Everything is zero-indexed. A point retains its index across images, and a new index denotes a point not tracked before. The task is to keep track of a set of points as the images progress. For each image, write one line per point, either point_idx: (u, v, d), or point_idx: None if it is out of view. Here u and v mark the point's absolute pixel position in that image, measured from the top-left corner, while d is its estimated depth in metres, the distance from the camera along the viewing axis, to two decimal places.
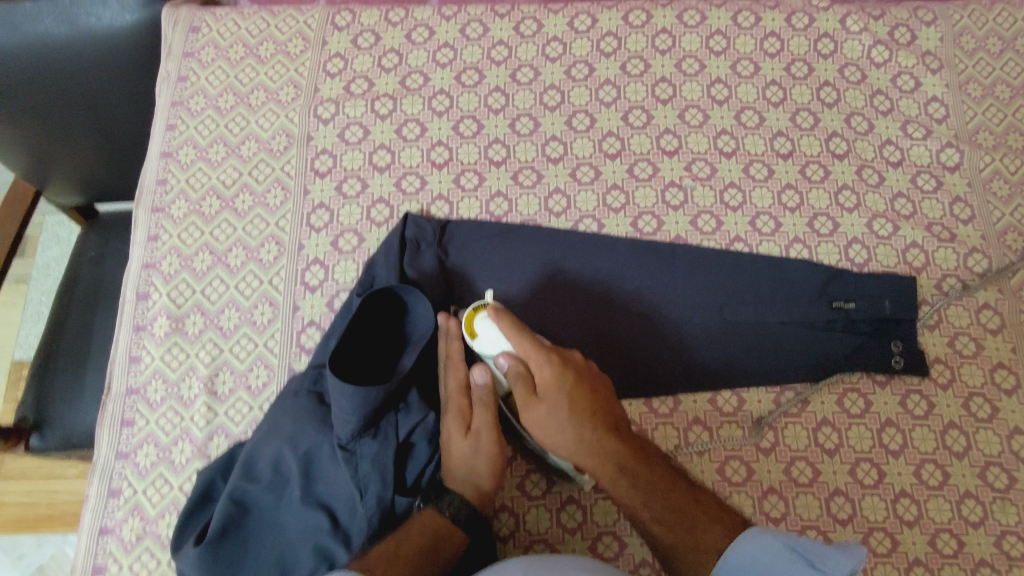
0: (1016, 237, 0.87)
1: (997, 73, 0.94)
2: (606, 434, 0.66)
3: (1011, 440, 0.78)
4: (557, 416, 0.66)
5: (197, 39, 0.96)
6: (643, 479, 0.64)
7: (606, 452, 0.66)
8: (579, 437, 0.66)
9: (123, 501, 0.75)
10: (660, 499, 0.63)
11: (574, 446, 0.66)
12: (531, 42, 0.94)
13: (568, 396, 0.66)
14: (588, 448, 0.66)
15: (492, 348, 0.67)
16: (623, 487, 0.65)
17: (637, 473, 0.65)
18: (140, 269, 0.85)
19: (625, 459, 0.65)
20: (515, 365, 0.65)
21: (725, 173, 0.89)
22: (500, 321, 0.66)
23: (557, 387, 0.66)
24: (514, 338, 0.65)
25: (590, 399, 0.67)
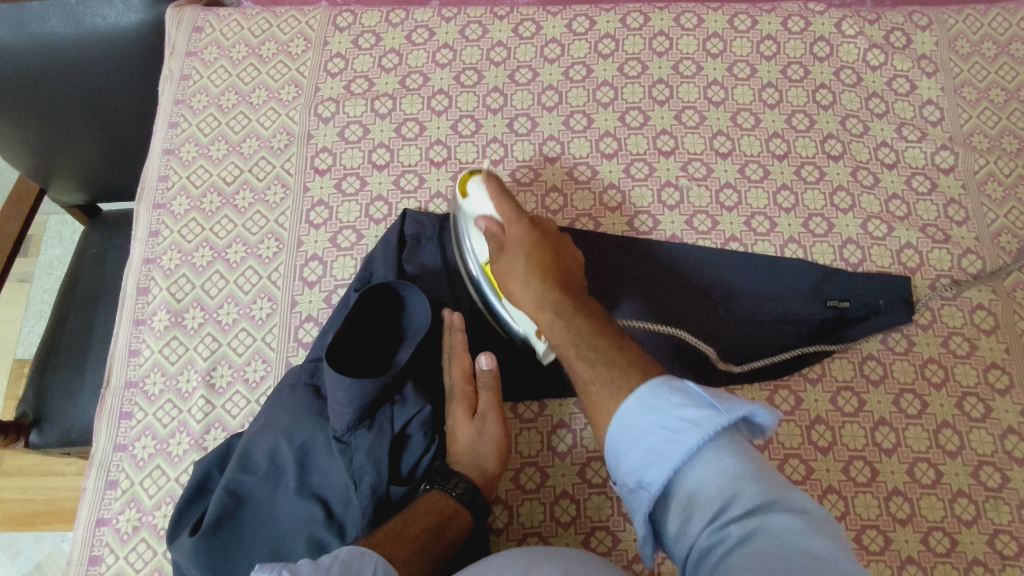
0: (1010, 239, 0.87)
1: (992, 76, 0.95)
2: (554, 289, 0.68)
3: (1005, 439, 0.79)
4: (515, 265, 0.71)
5: (200, 38, 0.97)
6: (577, 325, 0.64)
7: (550, 301, 0.67)
8: (529, 286, 0.69)
9: (120, 492, 0.75)
10: (586, 344, 0.62)
11: (526, 295, 0.70)
12: (529, 43, 0.96)
13: (528, 250, 0.71)
14: (535, 300, 0.68)
15: (478, 210, 0.76)
16: (557, 328, 0.65)
17: (574, 322, 0.64)
18: (141, 264, 0.86)
19: (566, 308, 0.66)
20: (489, 224, 0.74)
21: (721, 173, 0.90)
22: (487, 183, 0.76)
23: (520, 243, 0.72)
24: (495, 199, 0.75)
25: (550, 259, 0.71)
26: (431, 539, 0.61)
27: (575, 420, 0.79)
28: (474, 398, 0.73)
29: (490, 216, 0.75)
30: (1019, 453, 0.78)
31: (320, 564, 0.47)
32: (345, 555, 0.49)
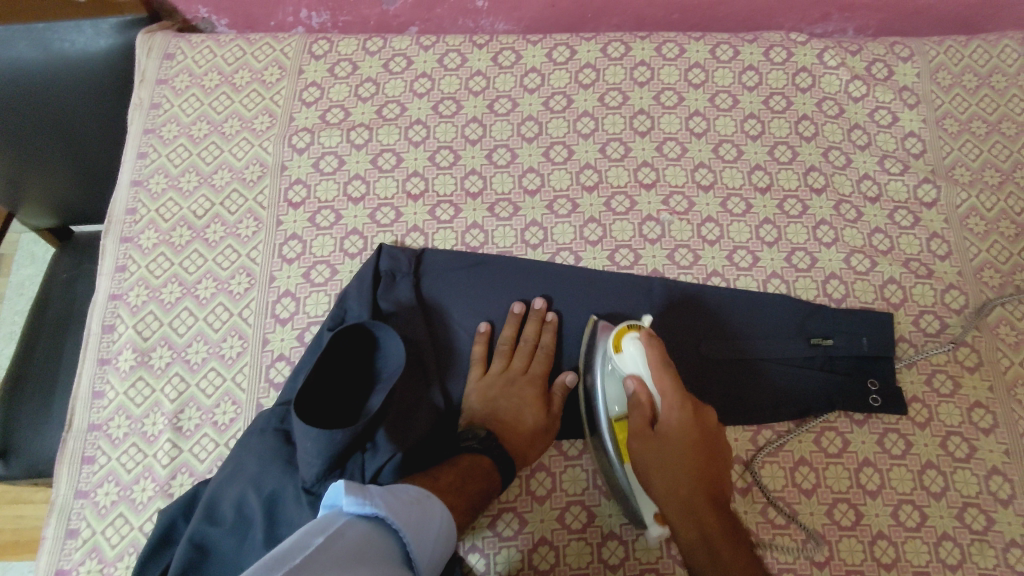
0: (993, 274, 0.87)
1: (973, 109, 0.95)
2: (702, 503, 0.67)
3: (989, 480, 0.78)
4: (665, 456, 0.68)
5: (171, 66, 0.95)
6: (724, 560, 0.64)
7: (697, 517, 0.66)
8: (675, 483, 0.68)
9: (81, 542, 0.72)
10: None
11: (667, 488, 0.68)
12: (509, 73, 0.94)
13: (685, 450, 0.68)
14: (680, 502, 0.67)
15: (630, 369, 0.71)
16: (699, 548, 0.66)
17: (721, 558, 0.64)
18: (106, 300, 0.83)
19: (713, 530, 0.66)
20: (640, 393, 0.70)
21: (703, 207, 0.89)
22: (648, 350, 0.70)
23: (677, 435, 0.68)
24: (656, 375, 0.69)
25: (704, 463, 0.68)
26: (482, 501, 0.68)
27: (554, 464, 0.78)
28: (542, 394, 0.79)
29: (642, 384, 0.70)
30: (1003, 494, 0.77)
31: (396, 498, 0.57)
32: (418, 494, 0.61)
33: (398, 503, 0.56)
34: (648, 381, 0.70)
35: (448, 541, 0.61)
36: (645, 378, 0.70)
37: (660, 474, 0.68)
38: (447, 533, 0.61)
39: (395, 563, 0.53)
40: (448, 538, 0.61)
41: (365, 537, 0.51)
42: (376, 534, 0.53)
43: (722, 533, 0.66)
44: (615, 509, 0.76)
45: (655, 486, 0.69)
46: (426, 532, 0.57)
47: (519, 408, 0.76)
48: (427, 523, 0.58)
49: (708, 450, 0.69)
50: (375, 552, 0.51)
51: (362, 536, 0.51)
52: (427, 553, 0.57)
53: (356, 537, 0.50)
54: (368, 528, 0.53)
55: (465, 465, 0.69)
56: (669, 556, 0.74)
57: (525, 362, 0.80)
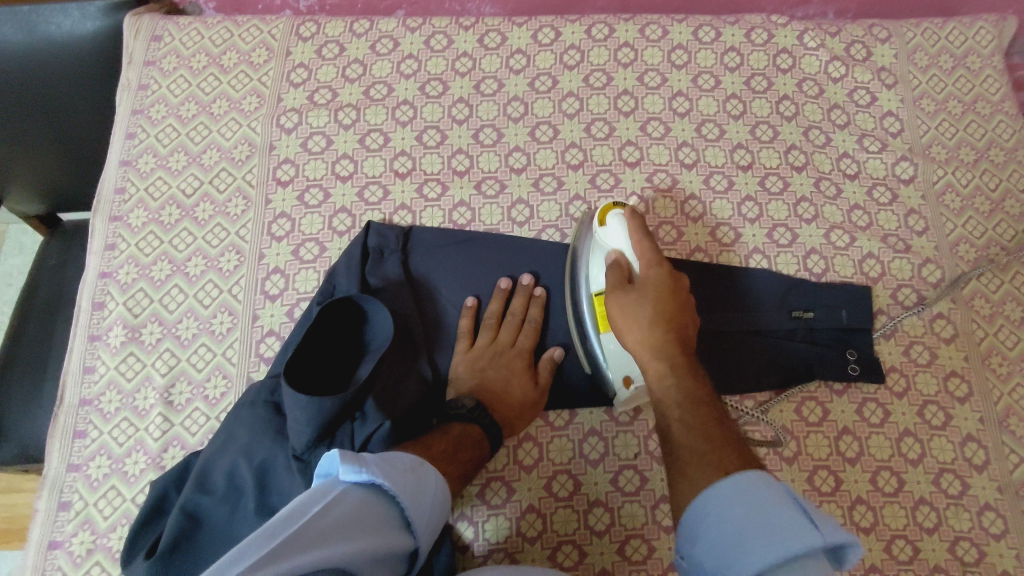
0: (968, 249, 0.89)
1: (949, 88, 0.97)
2: (670, 345, 0.66)
3: (964, 447, 0.80)
4: (639, 302, 0.69)
5: (159, 47, 0.96)
6: (690, 392, 0.62)
7: (662, 351, 0.66)
8: (645, 329, 0.67)
9: (73, 514, 0.73)
10: (693, 407, 0.60)
11: (637, 331, 0.68)
12: (495, 54, 0.95)
13: (659, 299, 0.69)
14: (647, 342, 0.67)
15: (612, 239, 0.75)
16: (664, 380, 0.63)
17: (684, 390, 0.62)
18: (96, 278, 0.84)
19: (679, 366, 0.64)
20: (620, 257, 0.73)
21: (686, 185, 0.90)
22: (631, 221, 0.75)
23: (654, 286, 0.70)
24: (637, 239, 0.74)
25: (676, 314, 0.69)
26: (471, 468, 0.69)
27: (541, 434, 0.79)
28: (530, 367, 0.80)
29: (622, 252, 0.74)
30: (978, 460, 0.79)
31: (393, 466, 0.57)
32: (413, 463, 0.60)
33: (395, 472, 0.56)
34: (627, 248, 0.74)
35: (444, 505, 0.61)
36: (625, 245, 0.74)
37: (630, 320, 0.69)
38: (443, 498, 0.61)
39: (390, 531, 0.53)
40: (444, 502, 0.61)
41: (360, 507, 0.51)
42: (372, 502, 0.53)
43: (689, 370, 0.64)
44: (602, 477, 0.77)
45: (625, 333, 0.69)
46: (422, 499, 0.57)
47: (507, 379, 0.77)
48: (424, 490, 0.58)
49: (681, 307, 0.70)
50: (370, 521, 0.51)
51: (357, 506, 0.51)
52: (424, 521, 0.57)
53: (351, 508, 0.50)
54: (365, 500, 0.53)
55: (457, 434, 0.70)
56: (654, 521, 0.75)
57: (512, 335, 0.81)
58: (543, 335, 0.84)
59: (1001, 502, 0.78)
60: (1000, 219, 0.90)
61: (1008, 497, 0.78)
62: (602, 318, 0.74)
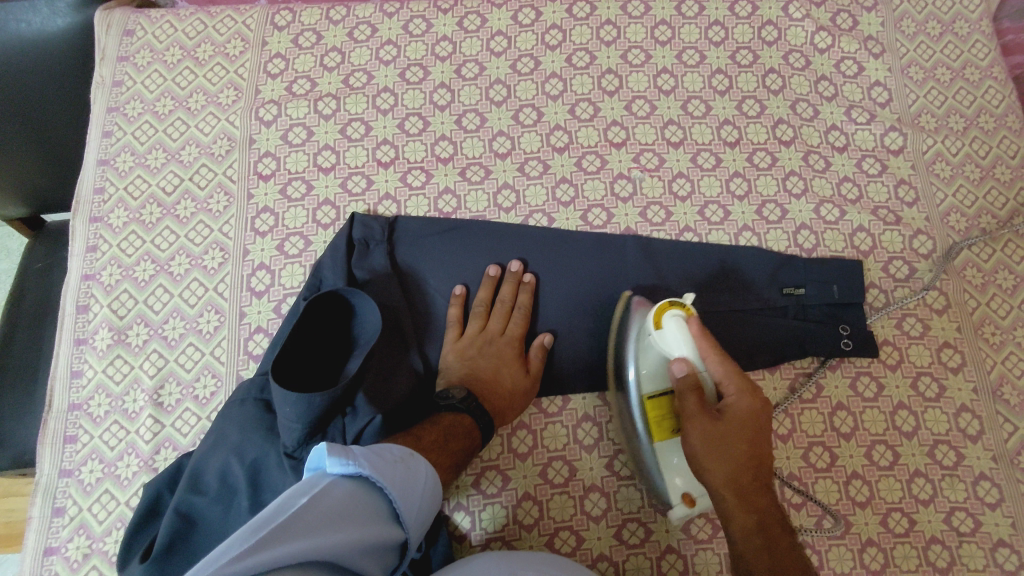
0: (959, 218, 0.88)
1: (938, 55, 0.95)
2: (758, 489, 0.62)
3: (959, 418, 0.80)
4: (724, 440, 0.62)
5: (131, 42, 0.94)
6: (782, 556, 0.59)
7: (752, 502, 0.62)
8: (731, 475, 0.62)
9: (68, 520, 0.73)
10: (785, 572, 0.58)
11: (723, 477, 0.62)
12: (475, 37, 0.94)
13: (745, 436, 0.63)
14: (733, 485, 0.62)
15: (678, 349, 0.67)
16: (755, 541, 0.60)
17: (774, 548, 0.60)
18: (79, 281, 0.83)
19: (768, 520, 0.61)
20: (692, 375, 0.65)
21: (673, 163, 0.89)
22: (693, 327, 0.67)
23: (741, 419, 0.63)
24: (711, 356, 0.65)
25: (762, 450, 0.63)
26: (464, 459, 0.69)
27: (535, 421, 0.79)
28: (521, 355, 0.79)
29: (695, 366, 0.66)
30: (972, 430, 0.79)
31: (381, 457, 0.57)
32: (401, 454, 0.59)
33: (384, 463, 0.56)
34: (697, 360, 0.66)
35: (433, 496, 0.61)
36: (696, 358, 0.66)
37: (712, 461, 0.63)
38: (433, 488, 0.61)
39: (379, 522, 0.53)
40: (434, 492, 0.61)
41: (348, 498, 0.51)
42: (362, 493, 0.53)
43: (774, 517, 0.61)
44: (596, 462, 0.77)
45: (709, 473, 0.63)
46: (413, 490, 0.57)
47: (497, 366, 0.77)
48: (414, 480, 0.58)
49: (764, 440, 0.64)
50: (358, 512, 0.51)
51: (346, 497, 0.51)
52: (414, 512, 0.57)
53: (339, 499, 0.50)
54: (353, 489, 0.52)
55: (447, 424, 0.70)
56: (650, 505, 0.76)
57: (502, 323, 0.80)
58: (534, 323, 0.83)
59: (996, 472, 0.78)
60: (991, 187, 0.89)
61: (1003, 467, 0.78)
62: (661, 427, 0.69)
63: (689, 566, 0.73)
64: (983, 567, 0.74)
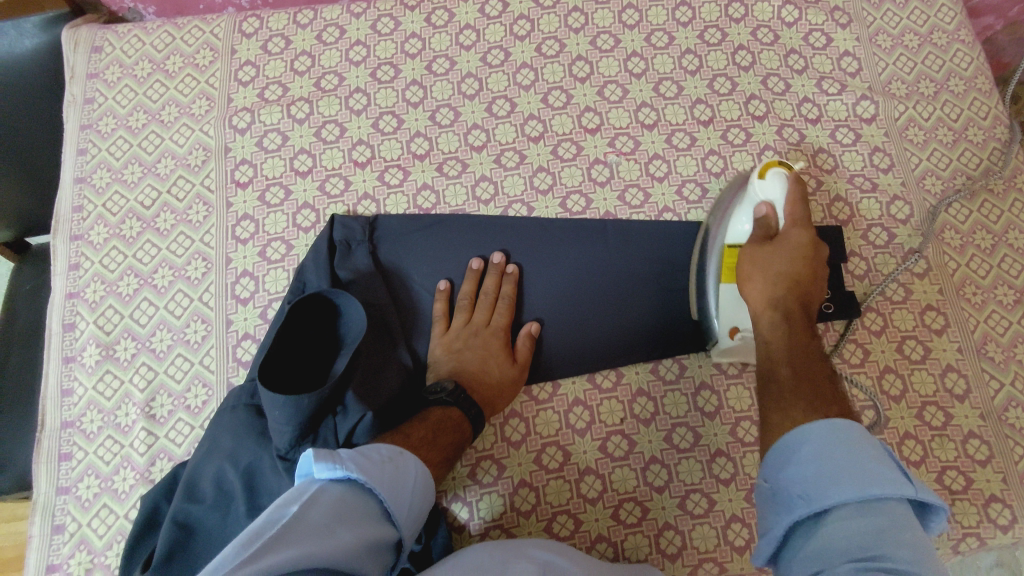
0: (935, 181, 0.88)
1: (904, 22, 0.96)
2: (795, 305, 0.68)
3: (945, 377, 0.81)
4: (773, 260, 0.70)
5: (100, 59, 0.94)
6: (802, 343, 0.64)
7: (789, 312, 0.67)
8: (772, 287, 0.69)
9: (68, 536, 0.73)
10: (805, 363, 0.62)
11: (766, 292, 0.69)
12: (443, 32, 0.94)
13: (796, 257, 0.70)
14: (770, 301, 0.68)
15: (766, 194, 0.73)
16: (780, 335, 0.66)
17: (796, 341, 0.64)
18: (64, 299, 0.83)
19: (797, 321, 0.67)
20: (771, 214, 0.73)
21: (649, 145, 0.90)
22: (792, 182, 0.73)
23: (795, 247, 0.70)
24: (792, 200, 0.73)
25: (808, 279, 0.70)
26: (453, 452, 0.69)
27: (526, 409, 0.79)
28: (508, 344, 0.79)
29: (773, 208, 0.73)
30: (959, 390, 0.80)
31: (369, 458, 0.56)
32: (390, 453, 0.59)
33: (372, 464, 0.55)
34: (780, 206, 0.73)
35: (425, 495, 0.60)
36: (778, 203, 0.73)
37: (760, 272, 0.70)
38: (425, 488, 0.60)
39: (373, 522, 0.52)
40: (426, 490, 0.61)
41: (338, 503, 0.51)
42: (351, 497, 0.52)
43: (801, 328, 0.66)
44: (590, 445, 0.78)
45: (753, 287, 0.70)
46: (402, 489, 0.57)
47: (483, 357, 0.77)
48: (403, 478, 0.58)
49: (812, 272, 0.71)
50: (350, 516, 0.51)
51: (336, 502, 0.51)
52: (406, 508, 0.56)
53: (330, 504, 0.50)
54: (342, 494, 0.52)
55: (436, 418, 0.70)
56: (646, 483, 0.76)
57: (487, 314, 0.80)
58: (520, 311, 0.83)
59: (984, 429, 0.79)
60: (965, 149, 0.90)
61: (990, 424, 0.79)
62: (727, 266, 0.75)
63: (687, 541, 0.74)
64: (976, 524, 0.75)
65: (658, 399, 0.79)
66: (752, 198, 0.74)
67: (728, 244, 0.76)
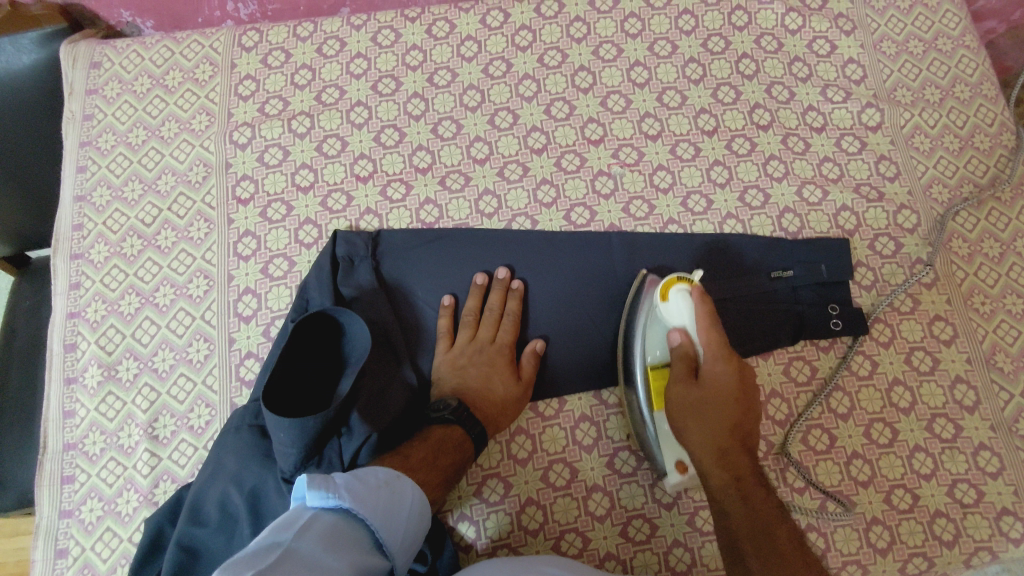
0: (942, 189, 0.88)
1: (909, 29, 0.95)
2: (736, 448, 0.66)
3: (954, 389, 0.80)
4: (704, 403, 0.67)
5: (99, 74, 0.93)
6: (761, 506, 0.62)
7: (731, 465, 0.65)
8: (707, 429, 0.67)
9: (72, 560, 0.73)
10: (762, 520, 0.61)
11: (705, 442, 0.67)
12: (445, 43, 0.93)
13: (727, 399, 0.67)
14: (712, 448, 0.66)
15: (676, 318, 0.71)
16: (733, 497, 0.64)
17: (753, 509, 0.62)
18: (65, 319, 0.83)
19: (743, 472, 0.65)
20: (687, 343, 0.70)
21: (653, 156, 0.89)
22: (698, 302, 0.69)
23: (721, 383, 0.67)
24: (703, 323, 0.68)
25: (742, 410, 0.67)
26: (456, 472, 0.68)
27: (532, 426, 0.78)
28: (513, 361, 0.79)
29: (687, 334, 0.70)
30: (969, 401, 0.79)
31: (364, 484, 0.55)
32: (386, 476, 0.58)
33: (366, 490, 0.54)
34: (693, 332, 0.70)
35: (422, 518, 0.59)
36: (691, 328, 0.70)
37: (690, 417, 0.68)
38: (422, 511, 0.59)
39: (366, 552, 0.51)
40: (423, 514, 0.59)
41: (331, 531, 0.50)
42: (345, 524, 0.51)
43: (751, 478, 0.64)
44: (597, 462, 0.77)
45: (689, 439, 0.68)
46: (399, 514, 0.56)
47: (487, 375, 0.76)
48: (400, 504, 0.56)
49: (746, 401, 0.68)
50: (343, 544, 0.50)
51: (328, 530, 0.49)
52: (402, 535, 0.55)
53: (322, 532, 0.49)
54: (336, 522, 0.51)
55: (437, 439, 0.69)
56: (654, 500, 0.75)
57: (492, 331, 0.80)
58: (525, 328, 0.82)
59: (995, 441, 0.78)
60: (971, 156, 0.89)
61: (1001, 435, 0.78)
62: (660, 396, 0.73)
63: (696, 558, 0.73)
64: (988, 538, 0.75)
65: None
66: (665, 322, 0.72)
67: (652, 369, 0.73)
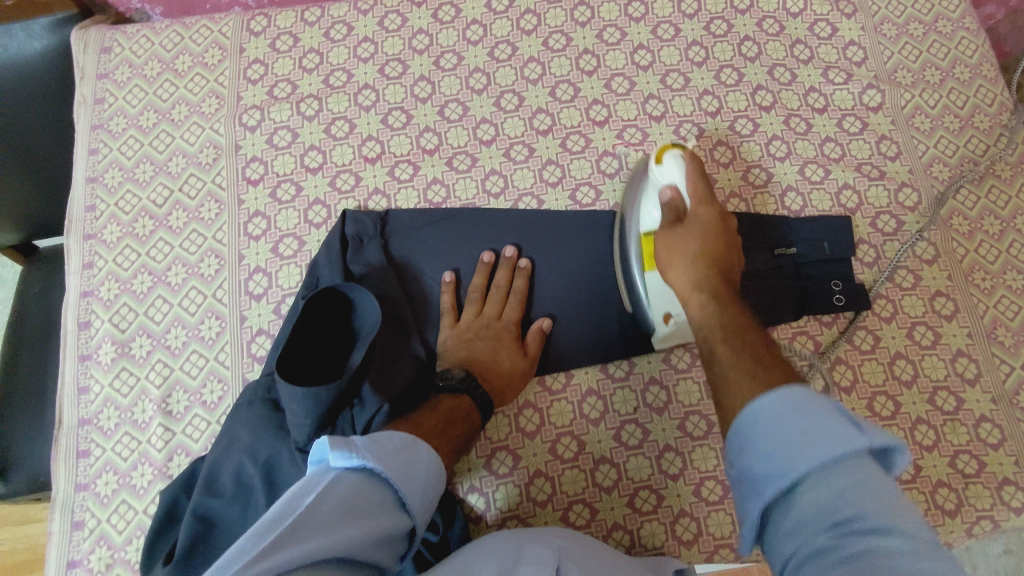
0: (942, 168, 0.89)
1: (909, 11, 0.96)
2: (717, 279, 0.66)
3: (955, 362, 0.81)
4: (689, 243, 0.69)
5: (110, 60, 0.94)
6: (736, 319, 0.61)
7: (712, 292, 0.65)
8: (691, 264, 0.67)
9: (88, 532, 0.74)
10: (740, 333, 0.59)
11: (688, 274, 0.67)
12: (451, 28, 0.94)
13: (707, 236, 0.69)
14: (694, 282, 0.66)
15: (667, 178, 0.73)
16: (713, 313, 0.63)
17: (731, 321, 0.61)
18: (79, 298, 0.84)
19: (723, 296, 0.65)
20: (677, 197, 0.72)
21: (657, 137, 0.90)
22: (687, 162, 0.73)
23: (704, 223, 0.70)
24: (690, 177, 0.72)
25: (723, 251, 0.69)
26: (465, 443, 0.69)
27: (540, 400, 0.80)
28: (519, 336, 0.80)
29: (677, 190, 0.72)
30: (970, 374, 0.80)
31: (383, 446, 0.55)
32: (403, 440, 0.58)
33: (386, 452, 0.54)
34: (682, 187, 0.72)
35: (438, 480, 0.59)
36: (680, 185, 0.72)
37: (676, 256, 0.69)
38: (438, 474, 0.59)
39: (388, 511, 0.52)
40: (438, 477, 0.60)
41: (354, 492, 0.50)
42: (367, 485, 0.51)
43: (730, 304, 0.64)
44: (604, 434, 0.78)
45: (673, 272, 0.68)
46: (417, 476, 0.56)
47: (494, 349, 0.77)
48: (417, 466, 0.57)
49: (727, 246, 0.70)
50: (366, 505, 0.50)
51: (352, 491, 0.49)
52: (420, 497, 0.55)
53: (346, 493, 0.49)
54: (358, 483, 0.51)
55: (446, 408, 0.70)
56: (660, 472, 0.77)
57: (498, 307, 0.81)
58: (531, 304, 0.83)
59: (996, 413, 0.79)
60: (971, 135, 0.90)
61: (1002, 408, 0.79)
62: (648, 256, 0.74)
63: (702, 528, 0.74)
64: (990, 507, 0.76)
65: (671, 386, 0.79)
66: (656, 184, 0.74)
67: (643, 233, 0.75)
